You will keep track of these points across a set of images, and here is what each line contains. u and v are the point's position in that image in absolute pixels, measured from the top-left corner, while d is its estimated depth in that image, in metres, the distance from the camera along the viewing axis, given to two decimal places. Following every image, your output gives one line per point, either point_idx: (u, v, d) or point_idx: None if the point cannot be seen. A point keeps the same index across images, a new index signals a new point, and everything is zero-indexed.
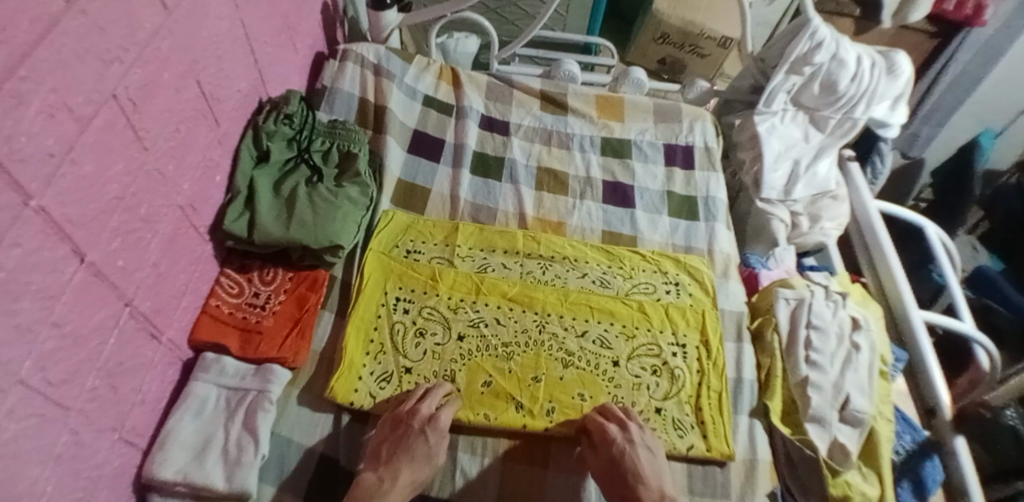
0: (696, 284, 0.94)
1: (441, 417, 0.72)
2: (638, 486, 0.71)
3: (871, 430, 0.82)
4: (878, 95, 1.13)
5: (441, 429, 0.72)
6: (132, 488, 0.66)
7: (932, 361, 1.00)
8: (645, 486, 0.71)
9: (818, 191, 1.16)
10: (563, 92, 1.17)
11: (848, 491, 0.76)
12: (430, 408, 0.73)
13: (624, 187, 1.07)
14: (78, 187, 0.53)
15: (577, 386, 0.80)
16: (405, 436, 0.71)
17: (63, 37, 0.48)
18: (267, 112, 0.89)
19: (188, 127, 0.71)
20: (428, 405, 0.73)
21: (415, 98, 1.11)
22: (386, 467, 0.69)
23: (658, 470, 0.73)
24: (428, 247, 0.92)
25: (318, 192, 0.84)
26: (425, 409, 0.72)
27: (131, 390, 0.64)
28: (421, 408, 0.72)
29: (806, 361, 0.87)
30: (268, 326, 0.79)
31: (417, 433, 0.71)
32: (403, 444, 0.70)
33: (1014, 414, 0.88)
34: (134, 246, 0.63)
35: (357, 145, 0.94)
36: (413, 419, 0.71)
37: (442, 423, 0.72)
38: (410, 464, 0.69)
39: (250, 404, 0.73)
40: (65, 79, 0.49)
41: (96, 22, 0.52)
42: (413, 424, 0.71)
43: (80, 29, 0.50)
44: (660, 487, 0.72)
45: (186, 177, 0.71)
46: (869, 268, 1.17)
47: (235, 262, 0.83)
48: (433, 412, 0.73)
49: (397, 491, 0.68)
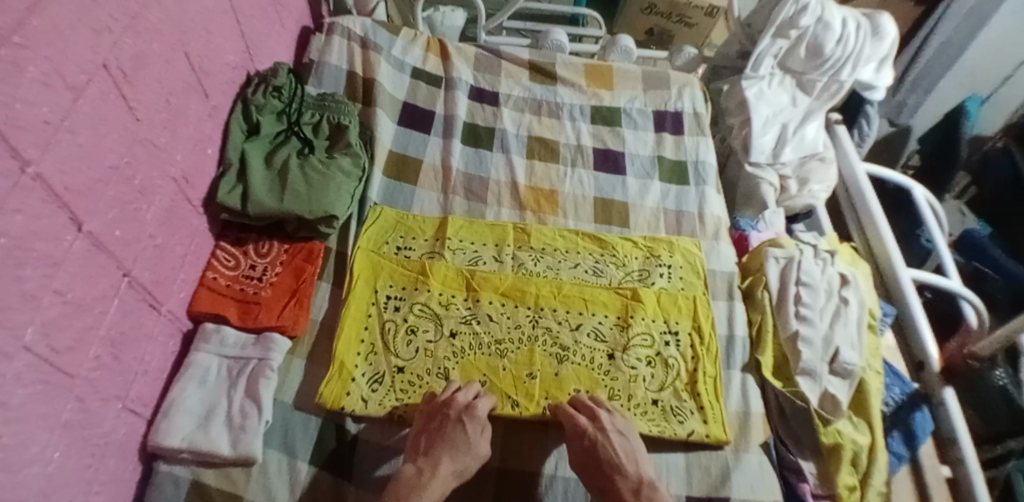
0: (689, 267, 0.93)
1: (478, 406, 0.73)
2: (615, 475, 0.70)
3: (862, 381, 0.85)
4: (864, 57, 1.15)
5: (478, 413, 0.72)
6: (138, 456, 0.67)
7: (920, 317, 1.02)
8: (623, 474, 0.70)
9: (807, 154, 1.17)
10: (551, 62, 1.17)
11: (840, 439, 0.79)
12: (467, 397, 0.74)
13: (615, 154, 1.08)
14: (75, 155, 0.53)
15: (573, 381, 0.80)
16: (444, 426, 0.70)
17: (55, 3, 0.48)
18: (256, 85, 0.90)
19: (179, 99, 0.71)
20: (464, 395, 0.74)
21: (404, 71, 1.10)
22: (424, 459, 0.69)
23: (633, 451, 0.73)
24: (418, 243, 0.91)
25: (310, 163, 0.85)
26: (462, 398, 0.73)
27: (134, 360, 0.65)
28: (458, 398, 0.73)
29: (796, 317, 0.89)
30: (266, 296, 0.80)
31: (456, 424, 0.70)
32: (443, 434, 0.70)
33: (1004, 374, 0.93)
34: (132, 217, 0.63)
35: (347, 116, 0.94)
36: (449, 409, 0.71)
37: (479, 411, 0.72)
38: (452, 456, 0.69)
39: (252, 372, 0.74)
40: (58, 49, 0.49)
41: None
42: (451, 413, 0.71)
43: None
44: (639, 473, 0.71)
45: (178, 149, 0.72)
46: (858, 231, 1.19)
47: (230, 236, 0.83)
48: (469, 402, 0.73)
49: (438, 482, 0.67)
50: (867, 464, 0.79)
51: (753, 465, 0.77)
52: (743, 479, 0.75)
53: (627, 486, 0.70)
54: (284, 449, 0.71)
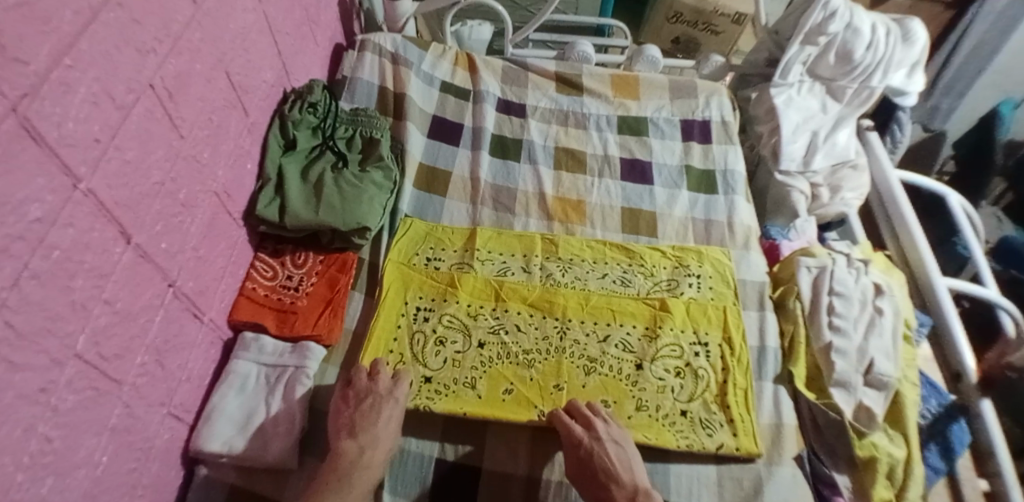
0: (718, 277, 0.93)
1: (397, 391, 0.74)
2: (611, 485, 0.70)
3: (897, 393, 0.83)
4: (895, 62, 1.13)
5: (399, 392, 0.74)
6: (181, 460, 0.70)
7: (956, 326, 1.00)
8: (618, 483, 0.70)
9: (838, 161, 1.15)
10: (578, 73, 1.18)
11: (875, 452, 0.77)
12: (387, 382, 0.75)
13: (642, 163, 1.08)
14: (124, 171, 0.56)
15: (600, 392, 0.80)
16: (377, 402, 0.72)
17: (105, 27, 0.51)
18: (292, 102, 0.93)
19: (219, 117, 0.75)
20: (384, 380, 0.75)
21: (433, 85, 1.13)
22: (364, 435, 0.70)
23: (630, 463, 0.72)
24: (448, 254, 0.93)
25: (344, 177, 0.88)
26: (384, 381, 0.75)
27: (177, 368, 0.68)
28: (378, 384, 0.74)
29: (829, 327, 0.88)
30: (302, 306, 0.83)
31: (384, 406, 0.72)
32: (375, 412, 0.72)
33: None
34: (176, 230, 0.67)
35: (378, 130, 0.97)
36: (375, 390, 0.73)
37: (401, 391, 0.75)
38: (386, 430, 0.71)
39: (288, 379, 0.76)
40: (106, 70, 0.52)
41: (133, 14, 0.55)
42: (380, 393, 0.73)
43: (119, 20, 0.53)
44: (633, 481, 0.71)
45: (219, 164, 0.75)
46: (892, 238, 1.16)
47: (269, 247, 0.87)
48: (390, 388, 0.74)
49: (376, 457, 0.69)
50: (902, 477, 0.77)
51: (787, 478, 0.76)
52: (777, 491, 0.74)
53: (623, 494, 0.70)
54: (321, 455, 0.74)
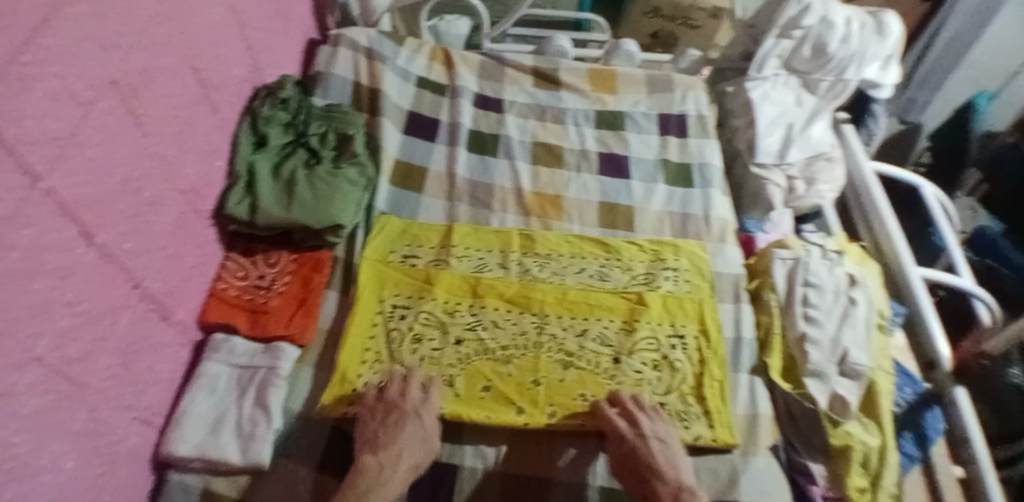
0: (695, 270, 0.93)
1: (430, 401, 0.74)
2: (656, 481, 0.68)
3: (871, 381, 0.84)
4: (869, 55, 1.14)
5: (430, 403, 0.73)
6: (151, 465, 0.69)
7: (931, 314, 1.00)
8: (663, 480, 0.68)
9: (814, 154, 1.15)
10: (555, 68, 1.18)
11: (849, 441, 0.78)
12: (418, 392, 0.74)
13: (619, 157, 1.08)
14: (85, 170, 0.55)
15: (578, 387, 0.79)
16: (400, 418, 0.71)
17: (65, 23, 0.50)
18: (263, 98, 0.91)
19: (187, 113, 0.73)
20: (415, 390, 0.74)
21: (409, 80, 1.12)
22: (386, 451, 0.68)
23: (673, 460, 0.71)
24: (425, 251, 0.92)
25: (317, 174, 0.86)
26: (414, 393, 0.74)
27: (145, 370, 0.67)
28: (410, 393, 0.73)
29: (804, 318, 0.89)
30: (274, 305, 0.81)
31: (412, 416, 0.71)
32: (401, 426, 0.70)
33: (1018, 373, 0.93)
34: (142, 229, 0.65)
35: (352, 126, 0.96)
36: (404, 403, 0.72)
37: (433, 404, 0.74)
38: (407, 446, 0.68)
39: (260, 380, 0.75)
40: (66, 66, 0.51)
41: (94, 9, 0.54)
42: (407, 407, 0.72)
43: (79, 16, 0.52)
44: (678, 479, 0.69)
45: (187, 162, 0.74)
46: (867, 230, 1.17)
47: (240, 246, 0.85)
48: (423, 397, 0.74)
49: (396, 478, 0.66)
50: (877, 464, 0.78)
51: (763, 469, 0.76)
52: (754, 482, 0.75)
53: (668, 491, 0.68)
54: (293, 458, 0.72)
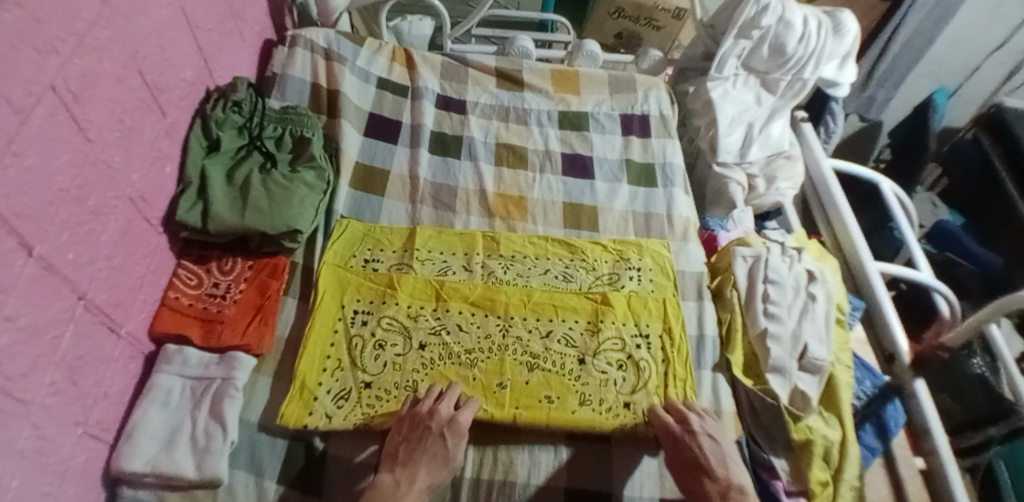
0: (658, 270, 0.94)
1: (460, 417, 0.72)
2: (705, 478, 0.73)
3: (830, 375, 0.86)
4: (827, 54, 1.16)
5: (458, 424, 0.72)
6: (102, 482, 0.66)
7: (888, 308, 1.03)
8: (713, 477, 0.73)
9: (773, 152, 1.18)
10: (518, 68, 1.17)
11: (810, 435, 0.79)
12: (449, 408, 0.73)
13: (583, 158, 1.08)
14: (23, 179, 0.52)
15: (544, 388, 0.79)
16: (423, 438, 0.71)
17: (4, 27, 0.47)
18: (215, 100, 0.89)
19: (134, 117, 0.70)
20: (447, 406, 0.73)
21: (369, 82, 1.10)
22: (402, 470, 0.69)
23: (723, 456, 0.75)
24: (387, 255, 0.90)
25: (273, 178, 0.84)
26: (445, 409, 0.73)
27: (93, 384, 0.64)
28: (441, 410, 0.72)
29: (765, 314, 0.90)
30: (230, 314, 0.79)
31: (435, 436, 0.71)
32: (421, 446, 0.70)
33: (981, 363, 0.95)
34: (85, 239, 0.62)
35: (310, 129, 0.93)
36: (432, 420, 0.71)
37: (463, 422, 0.72)
38: (429, 467, 0.69)
39: (215, 392, 0.72)
40: (3, 73, 0.48)
41: (32, 13, 0.51)
42: (433, 426, 0.71)
43: (17, 21, 0.49)
44: (727, 476, 0.74)
45: (133, 168, 0.71)
46: (826, 226, 1.20)
47: (192, 254, 0.82)
48: (452, 413, 0.73)
49: (414, 495, 0.67)
50: (838, 458, 0.80)
51: None
52: None
53: (715, 488, 0.72)
54: (257, 470, 0.70)
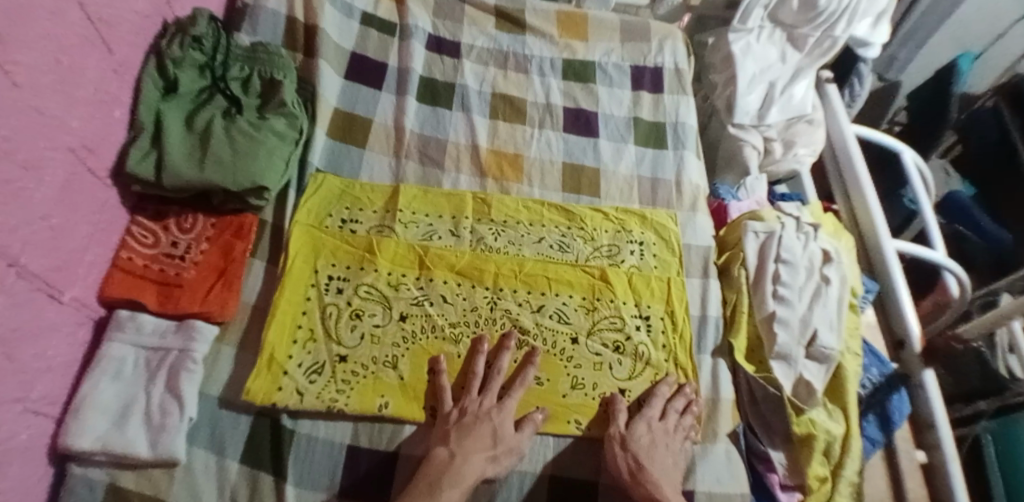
0: (662, 243, 0.87)
1: (506, 404, 0.69)
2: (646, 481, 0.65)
3: (839, 365, 0.81)
4: (860, 11, 1.05)
5: (507, 409, 0.69)
6: (48, 458, 0.61)
7: (904, 292, 0.96)
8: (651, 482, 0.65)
9: (795, 115, 1.07)
10: (520, 8, 1.05)
11: (812, 429, 0.75)
12: (494, 398, 0.70)
13: (587, 114, 0.98)
14: None
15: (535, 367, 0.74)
16: (479, 418, 0.67)
17: None
18: (171, 35, 0.78)
19: (73, 56, 0.60)
20: (489, 397, 0.70)
21: (352, 17, 0.98)
22: (455, 441, 0.65)
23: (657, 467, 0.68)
24: (366, 215, 0.82)
25: (237, 125, 0.75)
26: (490, 398, 0.69)
27: (33, 357, 0.57)
28: (484, 399, 0.69)
29: (773, 297, 0.83)
30: (189, 278, 0.72)
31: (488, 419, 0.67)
32: (471, 423, 0.67)
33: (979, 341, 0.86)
34: (18, 199, 0.54)
35: (281, 71, 0.83)
36: (476, 408, 0.68)
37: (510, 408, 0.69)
38: (480, 444, 0.65)
39: (172, 364, 0.66)
40: None
41: None
42: (484, 409, 0.68)
43: None
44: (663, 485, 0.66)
45: (75, 114, 0.61)
46: (842, 197, 1.12)
47: (148, 209, 0.75)
48: (498, 402, 0.69)
49: (473, 467, 0.63)
50: (839, 453, 0.75)
51: (720, 456, 0.73)
52: (709, 469, 0.71)
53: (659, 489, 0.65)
54: (220, 450, 0.65)
